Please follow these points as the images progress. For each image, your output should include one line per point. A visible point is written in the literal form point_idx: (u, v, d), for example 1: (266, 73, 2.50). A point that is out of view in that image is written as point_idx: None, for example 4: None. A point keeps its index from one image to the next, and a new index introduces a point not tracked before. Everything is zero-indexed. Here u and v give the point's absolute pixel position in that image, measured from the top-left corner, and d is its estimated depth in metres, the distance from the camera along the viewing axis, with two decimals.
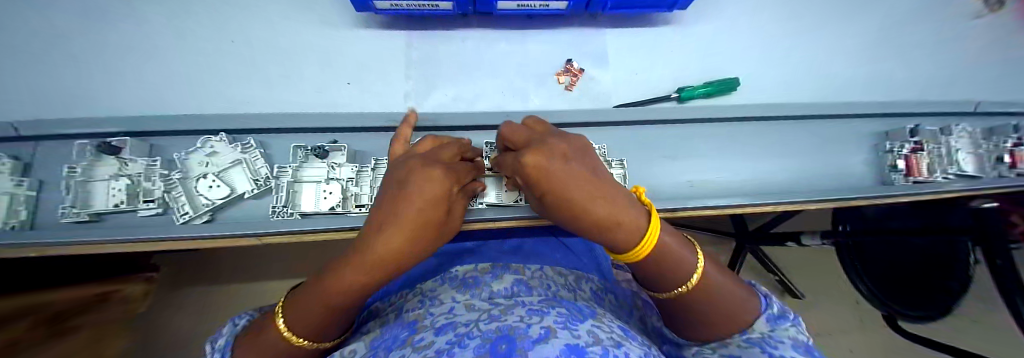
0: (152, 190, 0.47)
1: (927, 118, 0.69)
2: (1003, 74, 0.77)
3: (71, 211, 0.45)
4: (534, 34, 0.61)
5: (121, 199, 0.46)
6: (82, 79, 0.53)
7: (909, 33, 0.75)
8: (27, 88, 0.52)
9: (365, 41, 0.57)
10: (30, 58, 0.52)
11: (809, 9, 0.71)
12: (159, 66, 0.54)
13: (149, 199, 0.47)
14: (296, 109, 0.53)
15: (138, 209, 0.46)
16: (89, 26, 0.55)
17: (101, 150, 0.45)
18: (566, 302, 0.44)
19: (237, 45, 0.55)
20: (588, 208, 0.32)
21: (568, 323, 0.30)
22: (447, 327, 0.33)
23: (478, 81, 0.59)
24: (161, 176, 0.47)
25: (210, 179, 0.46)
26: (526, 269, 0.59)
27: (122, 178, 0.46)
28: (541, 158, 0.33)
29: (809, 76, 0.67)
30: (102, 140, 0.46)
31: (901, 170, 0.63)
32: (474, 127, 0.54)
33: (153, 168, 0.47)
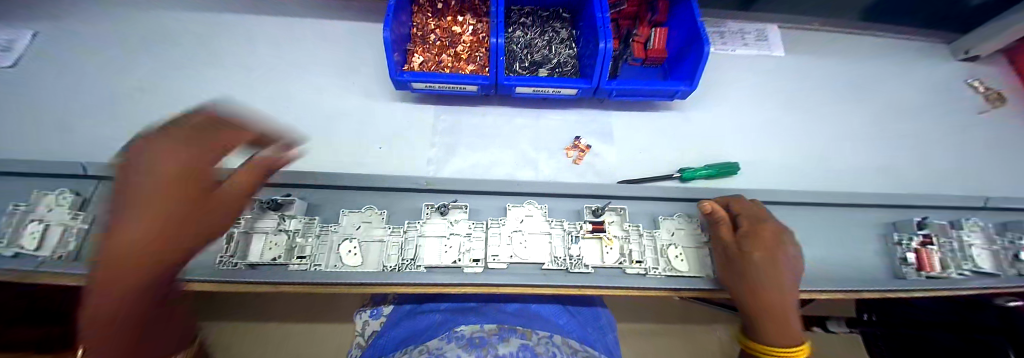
0: (305, 246, 0.51)
1: (936, 211, 0.69)
2: (1010, 169, 0.79)
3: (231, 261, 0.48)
4: (547, 112, 0.69)
5: (278, 253, 0.50)
6: (156, 129, 0.62)
7: (906, 127, 0.79)
8: (111, 134, 0.61)
9: (399, 112, 0.65)
10: (123, 111, 0.63)
11: (804, 102, 0.77)
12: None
13: (302, 255, 0.51)
14: (331, 166, 0.59)
15: (290, 263, 0.50)
16: (175, 87, 0.66)
17: (271, 206, 0.51)
18: None
19: (291, 109, 0.64)
20: (785, 308, 0.45)
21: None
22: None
23: (494, 151, 0.65)
24: (317, 233, 0.52)
25: (354, 244, 0.52)
26: (533, 334, 0.59)
27: (280, 233, 0.51)
28: (768, 253, 0.46)
29: (809, 163, 0.70)
30: (272, 198, 0.52)
31: (912, 264, 0.62)
32: (487, 194, 0.58)
33: (311, 226, 0.53)
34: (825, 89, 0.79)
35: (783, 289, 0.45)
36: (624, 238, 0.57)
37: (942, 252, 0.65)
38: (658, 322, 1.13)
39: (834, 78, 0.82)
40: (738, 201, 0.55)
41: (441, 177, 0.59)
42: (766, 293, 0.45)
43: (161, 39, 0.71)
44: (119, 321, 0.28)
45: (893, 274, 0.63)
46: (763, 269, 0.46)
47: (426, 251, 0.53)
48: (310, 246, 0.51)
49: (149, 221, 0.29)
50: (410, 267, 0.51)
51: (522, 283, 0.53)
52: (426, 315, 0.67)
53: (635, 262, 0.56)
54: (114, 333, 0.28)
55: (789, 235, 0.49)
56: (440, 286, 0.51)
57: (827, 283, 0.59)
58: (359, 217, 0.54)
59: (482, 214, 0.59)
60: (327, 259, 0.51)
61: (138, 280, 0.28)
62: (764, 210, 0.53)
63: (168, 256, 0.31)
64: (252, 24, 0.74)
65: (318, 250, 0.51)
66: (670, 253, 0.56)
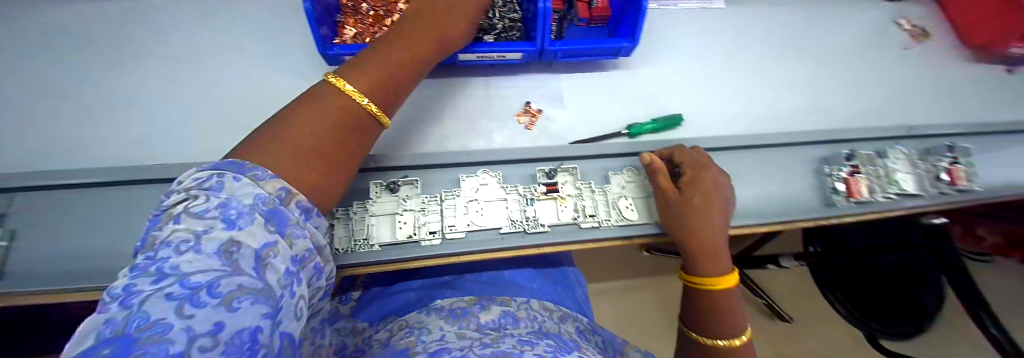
0: None
1: (866, 143, 0.75)
2: (929, 99, 0.85)
3: None
4: (495, 81, 0.68)
5: None
6: (71, 134, 0.57)
7: (838, 68, 0.84)
8: (17, 143, 0.55)
9: None
10: (27, 116, 0.57)
11: (745, 51, 0.79)
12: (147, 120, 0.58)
13: None
14: None
15: None
16: (84, 84, 0.60)
17: None
18: (551, 334, 0.53)
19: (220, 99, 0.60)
20: (714, 246, 0.50)
21: (556, 352, 0.43)
22: (443, 351, 0.42)
23: (443, 123, 0.64)
24: None
25: None
26: (512, 300, 0.64)
27: None
28: (699, 200, 0.50)
29: (750, 109, 0.73)
30: None
31: (842, 192, 0.68)
32: (439, 166, 0.58)
33: None
34: (764, 35, 0.82)
35: (712, 230, 0.50)
36: (578, 196, 0.59)
37: (870, 180, 0.70)
38: (630, 277, 1.19)
39: (773, 26, 0.85)
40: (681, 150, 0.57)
41: (389, 153, 0.58)
42: (696, 236, 0.50)
43: (57, 32, 0.63)
44: (304, 140, 0.35)
45: (826, 204, 0.69)
46: (696, 212, 0.50)
47: (380, 229, 0.53)
48: None
49: (368, 71, 0.41)
50: (364, 247, 0.52)
51: (476, 251, 0.55)
52: (401, 291, 0.70)
53: (589, 217, 0.58)
54: (299, 146, 0.35)
55: (723, 179, 0.53)
56: (398, 261, 0.52)
57: (763, 219, 0.64)
58: None
59: (434, 187, 0.58)
60: None
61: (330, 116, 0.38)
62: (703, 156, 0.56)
63: (353, 124, 0.40)
64: (164, 8, 0.67)
65: None
66: (621, 205, 0.59)
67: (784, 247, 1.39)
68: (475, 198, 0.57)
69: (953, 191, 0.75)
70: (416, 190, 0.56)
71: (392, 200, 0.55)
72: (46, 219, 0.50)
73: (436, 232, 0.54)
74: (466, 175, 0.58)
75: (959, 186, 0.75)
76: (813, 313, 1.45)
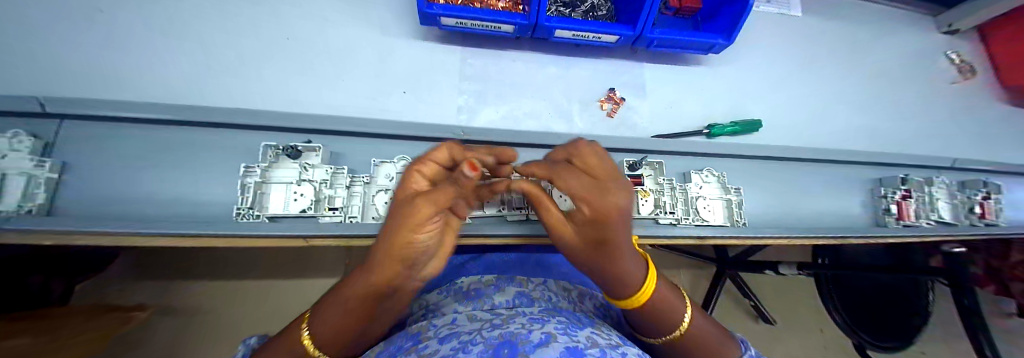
0: (334, 198, 0.46)
1: (915, 170, 0.77)
2: (968, 135, 0.89)
3: (250, 212, 0.43)
4: (580, 61, 0.65)
5: (308, 204, 0.45)
6: (115, 61, 0.49)
7: (896, 93, 0.85)
8: (39, 62, 0.46)
9: (420, 51, 0.58)
10: (56, 32, 0.48)
11: (816, 65, 0.79)
12: (213, 57, 0.52)
13: (334, 207, 0.45)
14: (348, 112, 0.52)
15: (322, 216, 0.45)
16: (132, 8, 0.52)
17: (288, 154, 0.45)
18: (564, 311, 0.52)
19: (294, 45, 0.55)
20: (624, 270, 0.37)
21: (565, 329, 0.39)
22: (451, 336, 0.38)
23: (526, 100, 0.61)
24: (345, 184, 0.46)
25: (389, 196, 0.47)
26: (529, 282, 0.62)
27: (304, 183, 0.45)
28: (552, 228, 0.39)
29: (816, 124, 0.74)
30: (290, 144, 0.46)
31: (893, 214, 0.70)
32: (527, 145, 0.56)
33: (336, 175, 0.46)
34: (833, 51, 0.82)
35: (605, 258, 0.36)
36: (658, 191, 0.58)
37: (916, 205, 0.73)
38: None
39: (840, 42, 0.84)
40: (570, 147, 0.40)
41: (474, 125, 0.55)
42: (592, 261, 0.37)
43: None
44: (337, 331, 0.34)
45: (876, 223, 0.72)
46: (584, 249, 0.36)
47: None
48: (349, 197, 0.46)
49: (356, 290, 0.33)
50: None
51: None
52: None
53: (667, 213, 0.57)
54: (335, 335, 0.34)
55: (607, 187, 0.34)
56: (485, 237, 0.49)
57: (826, 232, 0.65)
58: (391, 167, 0.49)
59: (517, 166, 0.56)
60: (363, 210, 0.47)
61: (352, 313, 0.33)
62: (596, 155, 0.37)
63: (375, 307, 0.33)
64: None
65: (350, 202, 0.46)
66: (699, 205, 0.59)
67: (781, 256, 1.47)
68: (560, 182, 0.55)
69: (983, 224, 0.80)
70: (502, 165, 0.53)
71: None
72: (103, 156, 0.44)
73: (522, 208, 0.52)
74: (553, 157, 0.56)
75: (987, 221, 0.80)
76: (797, 320, 1.56)
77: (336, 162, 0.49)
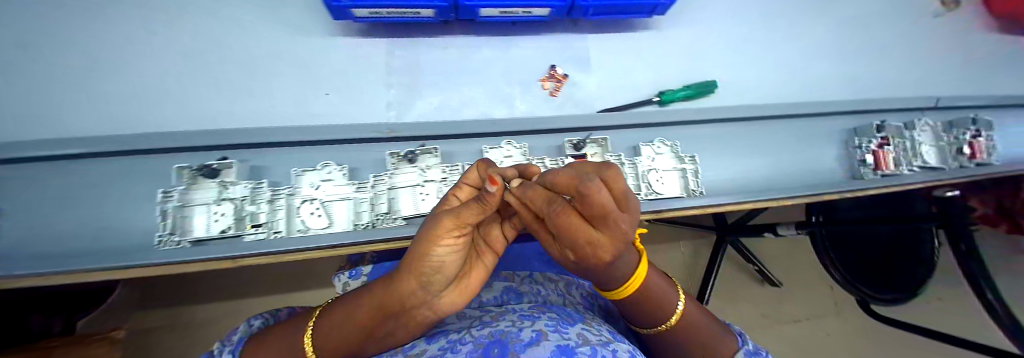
0: (257, 214, 0.45)
1: (894, 115, 0.72)
2: (952, 71, 0.83)
3: (171, 239, 0.42)
4: (517, 40, 0.61)
5: (229, 224, 0.44)
6: (21, 95, 0.47)
7: (872, 34, 0.79)
8: None
9: (343, 48, 0.55)
10: None
11: (780, 14, 0.73)
12: (131, 82, 0.50)
13: (256, 224, 0.44)
14: (270, 122, 0.50)
15: (246, 235, 0.44)
16: (29, 35, 0.49)
17: (203, 174, 0.44)
18: (554, 307, 0.52)
19: (211, 58, 0.52)
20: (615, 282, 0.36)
21: (557, 326, 0.39)
22: (439, 333, 0.38)
23: (463, 88, 0.58)
24: (266, 199, 0.45)
25: (314, 206, 0.46)
26: (515, 276, 0.63)
27: (224, 202, 0.44)
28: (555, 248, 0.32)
29: (782, 77, 0.70)
30: (205, 163, 0.44)
31: (870, 165, 0.66)
32: (465, 135, 0.53)
33: (257, 191, 0.45)
34: None
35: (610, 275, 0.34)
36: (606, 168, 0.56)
37: (896, 153, 0.68)
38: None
39: None
40: (575, 170, 0.22)
41: (406, 121, 0.53)
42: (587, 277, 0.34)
43: None
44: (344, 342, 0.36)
45: (852, 176, 0.68)
46: (579, 270, 0.33)
47: (402, 202, 0.49)
48: (273, 212, 0.46)
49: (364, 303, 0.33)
50: (386, 222, 0.48)
51: None
52: None
53: None
54: (344, 345, 0.36)
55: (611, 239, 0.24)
56: None
57: (797, 192, 0.62)
58: (316, 175, 0.47)
59: (457, 158, 0.54)
60: (288, 224, 0.46)
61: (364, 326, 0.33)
62: (609, 207, 0.20)
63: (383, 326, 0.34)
64: None
65: (274, 217, 0.46)
66: (651, 178, 0.56)
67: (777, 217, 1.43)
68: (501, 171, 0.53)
69: (974, 164, 0.75)
70: (438, 160, 0.51)
71: (416, 166, 0.50)
72: (25, 197, 0.43)
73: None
74: (489, 147, 0.54)
75: (978, 160, 0.75)
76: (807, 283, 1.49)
77: (261, 175, 0.48)
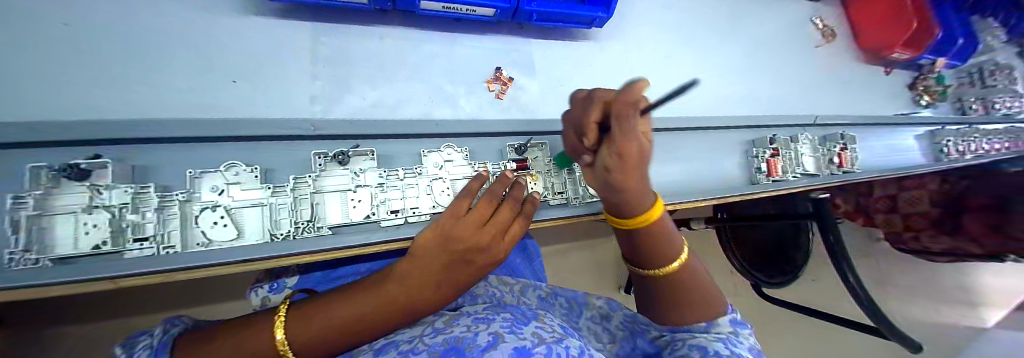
0: (143, 224, 0.37)
1: (786, 129, 0.86)
2: (827, 93, 1.01)
3: (25, 258, 0.33)
4: (461, 37, 0.60)
5: (105, 237, 0.36)
6: None
7: (771, 57, 0.92)
8: None
9: (257, 30, 0.47)
10: None
11: (701, 34, 0.82)
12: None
13: (142, 236, 0.37)
14: (154, 114, 0.41)
15: (127, 250, 0.36)
16: None
17: (67, 175, 0.35)
18: (510, 305, 0.48)
19: (48, 25, 0.39)
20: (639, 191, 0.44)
21: (512, 326, 0.37)
22: (389, 347, 0.36)
23: (401, 85, 0.54)
24: (157, 206, 0.38)
25: (218, 214, 0.39)
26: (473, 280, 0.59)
27: (98, 210, 0.36)
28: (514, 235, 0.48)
29: (698, 91, 0.79)
30: (66, 163, 0.35)
31: (764, 172, 0.78)
32: (404, 136, 0.50)
33: (143, 196, 0.38)
34: (717, 18, 0.86)
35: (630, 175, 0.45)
36: (547, 173, 0.58)
37: (785, 161, 0.82)
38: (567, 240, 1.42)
39: (723, 9, 0.88)
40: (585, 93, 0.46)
41: (336, 117, 0.48)
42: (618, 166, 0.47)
43: None
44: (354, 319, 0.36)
45: (751, 181, 0.80)
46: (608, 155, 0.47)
47: (329, 209, 0.45)
48: (164, 221, 0.38)
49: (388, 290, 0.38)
50: (309, 231, 0.42)
51: None
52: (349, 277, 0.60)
53: (557, 195, 0.58)
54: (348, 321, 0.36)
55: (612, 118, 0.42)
56: (357, 247, 0.44)
57: (710, 194, 0.71)
58: (218, 178, 0.41)
59: (393, 160, 0.51)
60: (186, 235, 0.39)
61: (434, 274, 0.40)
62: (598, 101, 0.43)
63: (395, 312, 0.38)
64: None
65: (166, 228, 0.38)
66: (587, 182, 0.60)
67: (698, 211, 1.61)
68: (442, 176, 0.52)
69: (842, 172, 0.92)
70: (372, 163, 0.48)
71: (348, 169, 0.46)
72: None
73: (398, 211, 0.48)
74: (427, 151, 0.52)
75: (845, 169, 0.92)
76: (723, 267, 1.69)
77: (145, 178, 0.39)
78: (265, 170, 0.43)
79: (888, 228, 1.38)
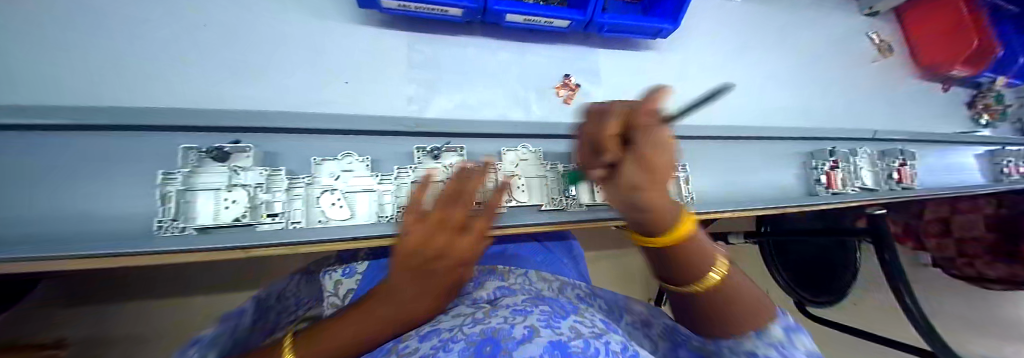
0: (272, 202, 0.43)
1: (842, 143, 0.85)
2: (880, 109, 1.00)
3: (173, 225, 0.38)
4: (535, 45, 0.64)
5: (242, 212, 0.41)
6: None
7: (824, 71, 0.93)
8: None
9: (364, 36, 0.53)
10: None
11: (756, 47, 0.84)
12: (89, 40, 0.41)
13: (272, 213, 0.42)
14: (279, 106, 0.47)
15: (259, 224, 0.42)
16: None
17: (213, 157, 0.41)
18: (549, 298, 0.44)
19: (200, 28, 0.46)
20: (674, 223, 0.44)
21: (549, 320, 0.33)
22: (430, 334, 0.33)
23: (481, 89, 0.59)
24: (284, 187, 0.44)
25: (336, 197, 0.45)
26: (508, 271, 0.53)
27: (235, 189, 0.41)
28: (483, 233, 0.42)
29: (754, 103, 0.80)
30: (214, 146, 0.41)
31: (824, 184, 0.77)
32: (486, 136, 0.55)
33: (274, 178, 0.43)
34: (770, 33, 0.88)
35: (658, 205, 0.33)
36: None
37: (844, 174, 0.80)
38: (602, 249, 1.42)
39: (775, 24, 0.90)
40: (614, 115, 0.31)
41: (428, 116, 0.53)
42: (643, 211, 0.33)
43: None
44: (344, 351, 0.33)
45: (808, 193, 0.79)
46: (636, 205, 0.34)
47: None
48: (290, 200, 0.44)
49: (378, 314, 0.34)
50: None
51: (529, 223, 0.53)
52: None
53: None
54: (338, 355, 0.33)
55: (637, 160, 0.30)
56: None
57: (769, 204, 0.71)
58: (335, 165, 0.46)
59: (476, 157, 0.54)
60: (307, 214, 0.45)
61: (419, 290, 0.36)
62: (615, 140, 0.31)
63: (390, 338, 0.35)
64: None
65: (290, 207, 0.44)
66: None
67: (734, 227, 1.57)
68: (519, 174, 0.55)
69: (901, 188, 0.89)
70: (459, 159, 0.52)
71: (440, 163, 0.51)
72: None
73: None
74: (505, 149, 0.55)
75: (904, 184, 0.89)
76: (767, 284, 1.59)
77: (274, 163, 0.45)
78: (373, 161, 0.49)
79: (940, 254, 1.31)
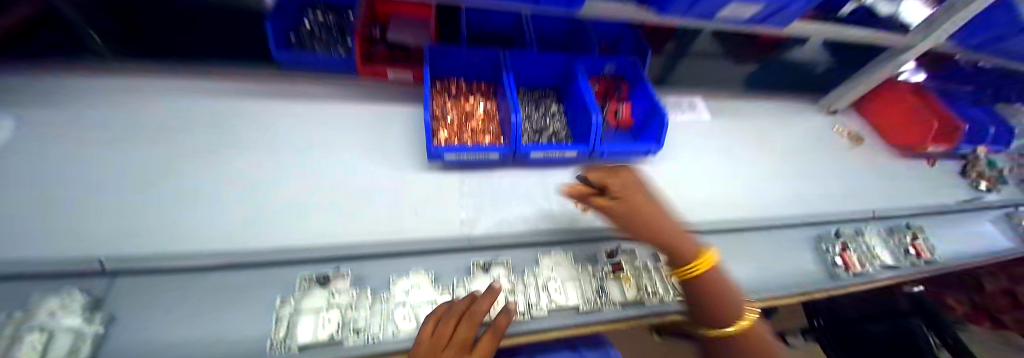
0: (357, 319, 0.53)
1: (843, 224, 0.93)
2: (872, 188, 1.10)
3: (281, 344, 0.49)
4: (555, 169, 0.83)
5: (332, 330, 0.50)
6: (177, 221, 0.59)
7: (803, 162, 1.08)
8: (121, 233, 0.56)
9: (428, 179, 0.74)
10: (136, 206, 0.60)
11: (734, 151, 1.02)
12: (257, 205, 0.64)
13: (356, 328, 0.52)
14: (368, 236, 0.63)
15: (344, 339, 0.50)
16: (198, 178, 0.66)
17: (319, 282, 0.55)
18: None
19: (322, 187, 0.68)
20: (682, 246, 0.56)
21: None
22: None
23: (516, 207, 0.74)
24: (367, 304, 0.55)
25: (406, 310, 0.55)
26: None
27: (330, 308, 0.52)
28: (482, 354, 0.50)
29: (749, 195, 0.92)
30: (321, 274, 0.56)
31: (841, 266, 0.82)
32: (523, 246, 0.67)
33: (359, 298, 0.55)
34: (743, 139, 1.08)
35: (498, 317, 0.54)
36: (638, 275, 0.68)
37: (859, 255, 0.85)
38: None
39: (745, 132, 1.11)
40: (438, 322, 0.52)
41: (477, 234, 0.67)
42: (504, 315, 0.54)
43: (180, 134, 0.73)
44: None
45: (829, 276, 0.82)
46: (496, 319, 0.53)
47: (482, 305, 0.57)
48: (369, 316, 0.54)
49: None
50: None
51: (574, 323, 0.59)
52: None
53: (652, 293, 0.66)
54: None
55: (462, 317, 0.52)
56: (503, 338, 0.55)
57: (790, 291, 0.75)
58: (406, 283, 0.58)
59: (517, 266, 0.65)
60: (382, 328, 0.53)
61: None
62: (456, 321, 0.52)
63: None
64: (273, 114, 0.80)
65: (370, 322, 0.54)
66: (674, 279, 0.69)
67: (785, 322, 1.51)
68: (555, 277, 0.63)
69: (924, 262, 0.90)
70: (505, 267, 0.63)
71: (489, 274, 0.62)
72: (147, 303, 0.49)
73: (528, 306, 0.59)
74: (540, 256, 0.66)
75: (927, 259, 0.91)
76: None
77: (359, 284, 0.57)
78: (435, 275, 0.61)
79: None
